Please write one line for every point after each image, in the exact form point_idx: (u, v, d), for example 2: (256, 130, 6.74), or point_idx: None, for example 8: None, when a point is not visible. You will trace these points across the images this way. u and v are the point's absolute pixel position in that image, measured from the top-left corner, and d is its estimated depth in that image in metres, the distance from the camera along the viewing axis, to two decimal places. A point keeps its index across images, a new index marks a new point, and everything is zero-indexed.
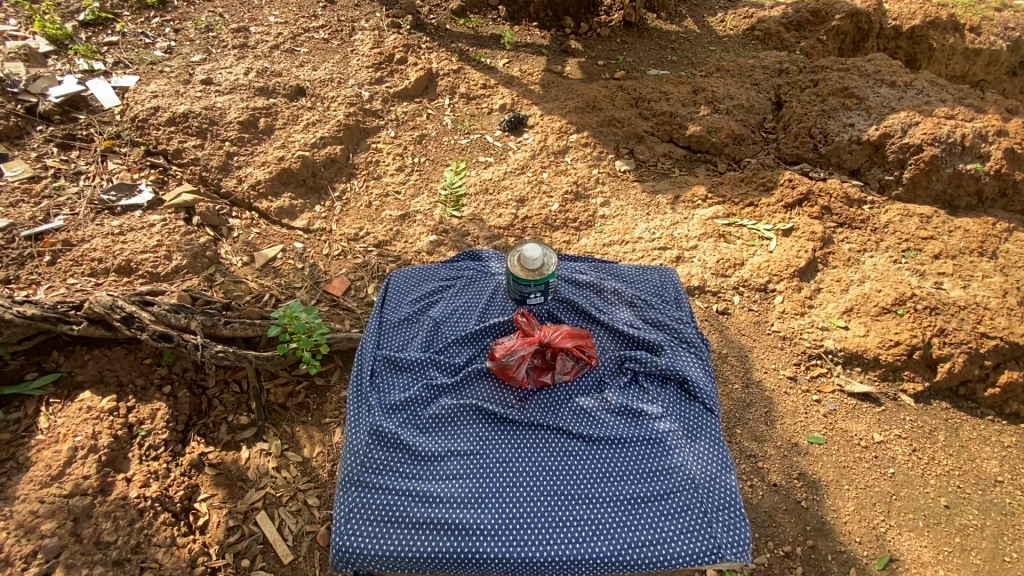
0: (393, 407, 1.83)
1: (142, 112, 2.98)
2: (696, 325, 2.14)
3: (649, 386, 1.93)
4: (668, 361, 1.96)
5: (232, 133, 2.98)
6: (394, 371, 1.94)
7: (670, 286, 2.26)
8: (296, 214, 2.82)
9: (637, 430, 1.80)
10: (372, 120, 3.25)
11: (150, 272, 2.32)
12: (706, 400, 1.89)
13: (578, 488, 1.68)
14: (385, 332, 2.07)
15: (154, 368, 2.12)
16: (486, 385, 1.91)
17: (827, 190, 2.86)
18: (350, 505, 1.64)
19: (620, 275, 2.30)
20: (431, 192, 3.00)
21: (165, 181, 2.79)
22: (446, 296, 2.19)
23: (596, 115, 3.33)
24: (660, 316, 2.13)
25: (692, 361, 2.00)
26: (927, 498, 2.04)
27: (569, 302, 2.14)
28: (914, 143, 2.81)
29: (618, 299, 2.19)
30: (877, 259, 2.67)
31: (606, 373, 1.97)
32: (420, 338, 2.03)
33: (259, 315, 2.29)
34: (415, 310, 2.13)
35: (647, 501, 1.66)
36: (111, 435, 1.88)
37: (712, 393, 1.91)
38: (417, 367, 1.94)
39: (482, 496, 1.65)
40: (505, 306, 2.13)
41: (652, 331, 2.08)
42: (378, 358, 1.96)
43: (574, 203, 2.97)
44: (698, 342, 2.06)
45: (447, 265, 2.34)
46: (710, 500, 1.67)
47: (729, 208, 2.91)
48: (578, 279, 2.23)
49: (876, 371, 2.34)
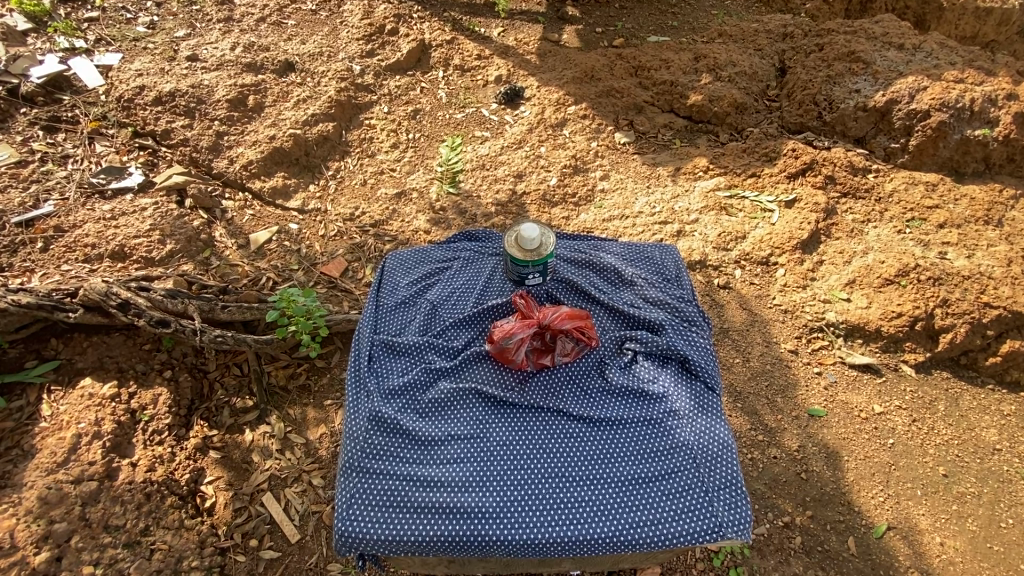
0: (391, 392, 1.82)
1: (126, 91, 2.90)
2: (697, 302, 2.11)
3: (649, 366, 1.92)
4: (669, 340, 1.94)
5: (221, 112, 2.90)
6: (392, 356, 1.93)
7: (671, 262, 2.23)
8: (290, 195, 2.78)
9: (638, 411, 1.80)
10: (364, 95, 3.16)
11: (145, 257, 2.31)
12: (707, 379, 1.88)
13: (579, 469, 1.69)
14: (383, 315, 2.04)
15: (154, 354, 2.11)
16: (485, 368, 1.90)
17: (830, 159, 2.80)
18: (350, 491, 1.65)
19: (620, 254, 2.26)
20: (427, 168, 2.94)
21: (154, 163, 2.74)
22: (443, 278, 2.16)
23: (594, 86, 3.24)
24: (661, 293, 2.10)
25: (695, 339, 1.98)
26: (926, 468, 2.05)
27: (569, 281, 2.11)
28: (922, 109, 2.73)
29: (619, 277, 2.17)
30: (881, 229, 2.63)
31: (606, 353, 1.96)
32: (418, 321, 2.01)
33: (256, 298, 2.27)
34: (412, 293, 2.10)
35: (648, 482, 1.66)
36: (113, 421, 1.89)
37: (714, 371, 1.90)
38: (415, 351, 1.93)
39: (483, 480, 1.66)
40: (503, 287, 2.10)
41: (654, 309, 2.06)
42: (375, 343, 1.95)
43: (573, 176, 2.91)
44: (699, 319, 2.03)
45: (443, 247, 2.30)
46: (711, 479, 1.68)
47: (730, 179, 2.87)
48: (578, 259, 2.20)
49: (877, 343, 2.34)
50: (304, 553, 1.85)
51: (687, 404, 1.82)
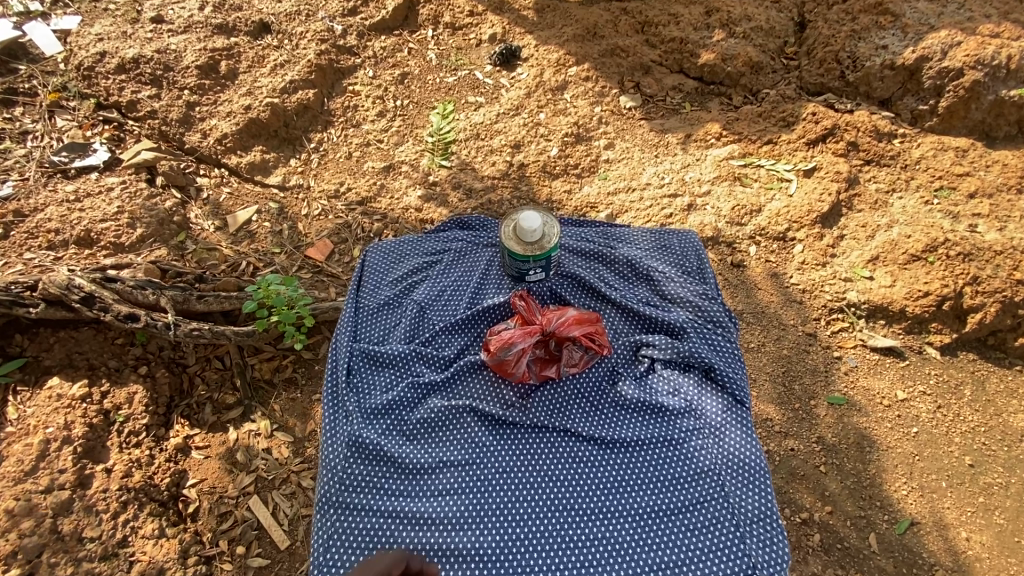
0: (374, 412, 1.69)
1: (86, 58, 2.64)
2: (722, 299, 1.94)
3: (669, 377, 1.78)
4: (691, 348, 1.79)
5: (190, 80, 2.65)
6: (375, 368, 1.79)
7: (692, 252, 2.04)
8: (269, 170, 2.57)
9: (657, 433, 1.68)
10: (347, 58, 2.89)
11: (114, 243, 2.15)
12: (736, 392, 1.74)
13: (591, 501, 1.58)
14: (365, 320, 1.89)
15: (127, 349, 1.96)
16: (480, 382, 1.76)
17: (853, 123, 2.58)
18: (330, 530, 1.53)
19: (631, 240, 2.09)
20: (416, 138, 2.72)
21: (120, 138, 2.53)
22: (432, 274, 1.99)
23: (597, 44, 2.96)
24: (682, 288, 1.93)
25: (721, 342, 1.83)
26: (951, 458, 1.94)
27: (576, 277, 1.95)
28: (954, 67, 2.50)
29: (633, 270, 2.00)
30: (906, 200, 2.45)
31: (620, 361, 1.82)
32: (403, 327, 1.85)
33: (235, 286, 2.11)
34: (397, 293, 1.94)
35: (669, 516, 1.56)
36: (85, 424, 1.76)
37: (743, 382, 1.75)
38: (400, 363, 1.79)
39: (484, 516, 1.55)
40: (501, 283, 1.95)
41: (674, 308, 1.90)
42: (355, 352, 1.80)
43: (575, 146, 2.70)
44: (726, 320, 1.87)
45: (431, 236, 2.12)
46: (742, 511, 1.56)
47: (745, 146, 2.66)
48: (584, 250, 2.03)
49: (901, 324, 2.20)
50: (295, 559, 1.75)
51: (712, 422, 1.69)
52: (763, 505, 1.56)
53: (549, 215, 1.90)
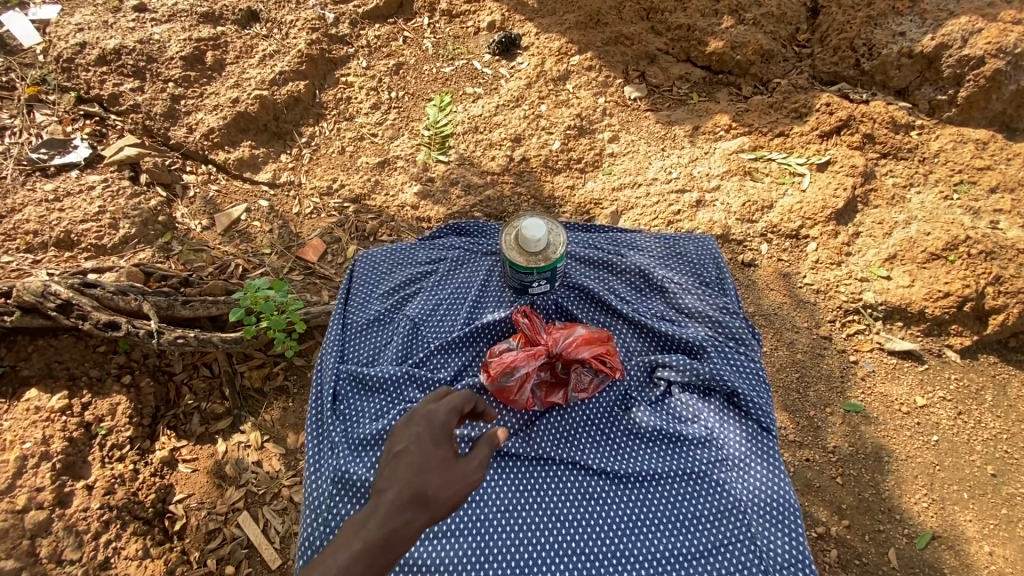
0: (362, 443, 1.59)
1: (66, 49, 2.52)
2: (744, 314, 1.83)
3: (687, 403, 1.68)
4: (712, 370, 1.69)
5: (175, 72, 2.53)
6: (364, 393, 1.69)
7: (710, 260, 1.96)
8: (259, 166, 2.47)
9: (677, 467, 1.58)
10: (339, 48, 2.76)
11: (95, 245, 2.06)
12: (761, 420, 1.64)
13: (607, 544, 1.49)
14: (353, 338, 1.81)
15: (110, 357, 1.87)
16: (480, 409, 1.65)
17: (870, 114, 2.45)
18: None
19: (640, 247, 2.00)
20: (412, 132, 2.61)
21: (102, 133, 2.42)
22: (426, 287, 1.89)
23: (601, 31, 2.82)
24: (700, 301, 1.83)
25: (743, 362, 1.72)
26: (973, 467, 1.86)
27: (583, 288, 1.84)
28: (975, 55, 2.37)
29: (646, 281, 1.89)
30: (925, 194, 2.34)
31: (633, 384, 1.72)
32: (394, 347, 1.75)
33: (223, 289, 2.02)
34: (388, 308, 1.85)
35: (691, 560, 1.46)
36: (64, 438, 1.67)
37: (768, 408, 1.65)
38: (391, 387, 1.67)
39: (491, 561, 1.45)
40: (502, 295, 1.85)
41: (692, 324, 1.79)
42: (341, 374, 1.73)
43: (578, 139, 2.58)
44: (749, 337, 1.77)
45: (426, 245, 2.03)
46: (770, 555, 1.46)
47: (755, 138, 2.55)
48: (591, 258, 1.93)
49: (919, 326, 2.10)
50: None
51: (735, 453, 1.59)
52: (792, 546, 1.46)
53: (555, 223, 1.76)
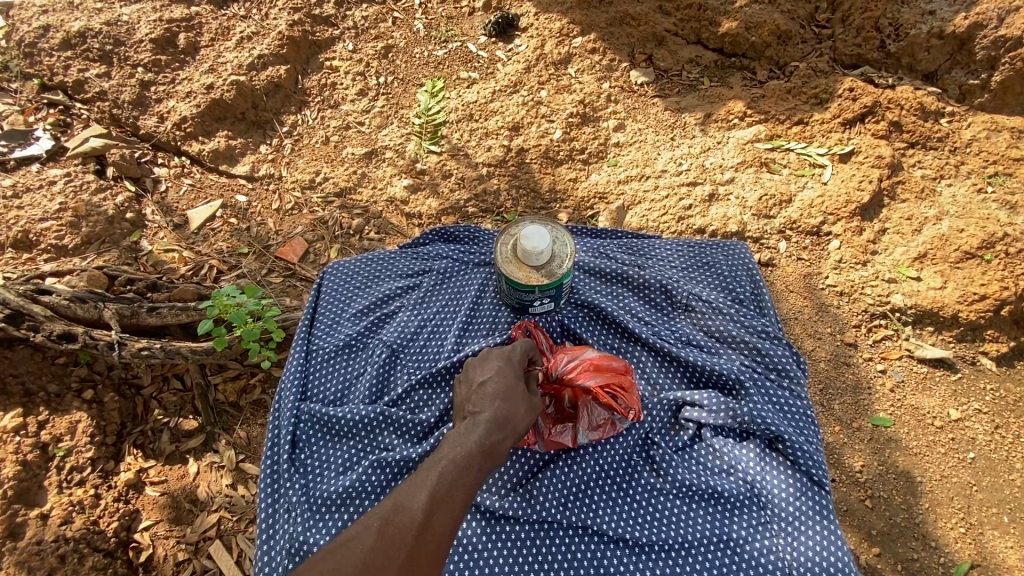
0: (324, 504, 1.43)
1: (27, 32, 2.31)
2: (784, 342, 1.66)
3: (720, 451, 1.51)
4: (750, 414, 1.51)
5: (145, 56, 2.34)
6: (328, 439, 1.54)
7: (742, 269, 1.81)
8: (236, 158, 2.28)
9: (710, 529, 1.43)
10: (324, 29, 2.55)
11: (55, 246, 1.88)
12: (806, 471, 1.46)
13: None
14: (316, 371, 1.63)
15: (70, 370, 1.71)
16: None
17: (897, 100, 2.26)
18: None
19: (661, 259, 1.84)
20: (402, 120, 2.42)
21: (67, 123, 2.23)
22: (405, 310, 1.73)
23: (605, 11, 2.61)
24: (732, 328, 1.65)
25: (785, 401, 1.56)
26: (1013, 488, 1.70)
27: (595, 307, 1.68)
28: (1013, 35, 2.16)
29: (668, 299, 1.73)
30: (957, 188, 2.16)
31: (656, 427, 1.55)
32: (365, 383, 1.59)
33: (194, 294, 1.85)
34: (359, 335, 1.68)
35: None
36: (17, 462, 1.52)
37: (817, 457, 1.48)
38: (360, 433, 1.53)
39: None
40: (497, 315, 1.68)
41: (724, 354, 1.62)
42: (301, 417, 1.56)
43: (581, 128, 2.39)
44: (793, 368, 1.61)
45: (409, 257, 1.86)
46: None
47: (772, 127, 2.36)
48: (604, 270, 1.77)
49: (952, 331, 1.93)
50: None
51: (780, 512, 1.42)
52: None
53: (558, 229, 1.54)
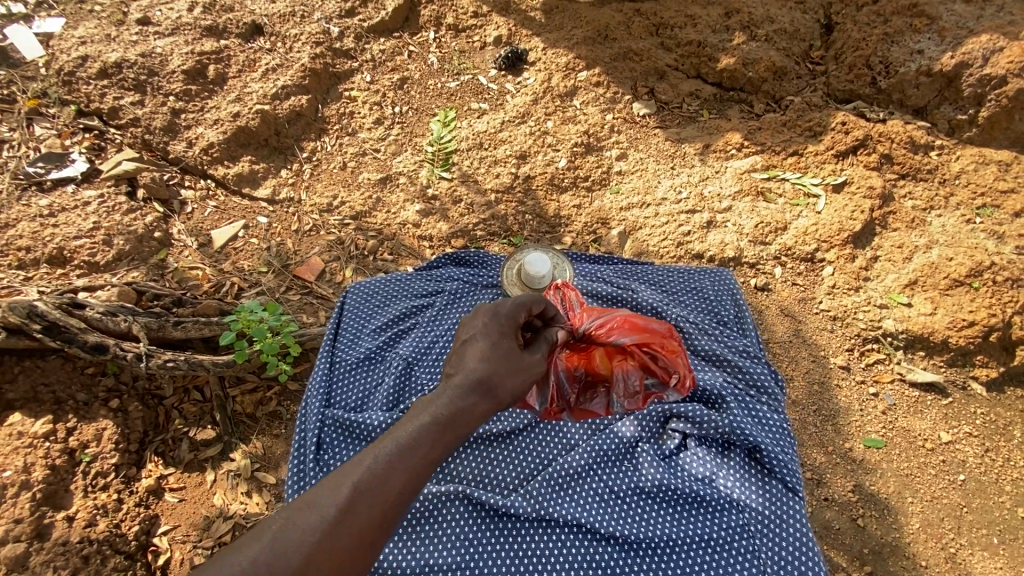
0: None
1: (67, 62, 2.47)
2: (763, 360, 1.76)
3: (703, 457, 1.56)
4: (731, 424, 1.56)
5: (176, 85, 2.49)
6: (350, 442, 1.63)
7: (727, 294, 1.90)
8: (258, 182, 2.41)
9: (691, 528, 1.49)
10: (343, 62, 2.71)
11: (88, 262, 2.00)
12: (781, 478, 1.52)
13: None
14: (340, 379, 1.73)
15: (98, 380, 1.80)
16: (473, 459, 1.60)
17: (887, 134, 2.37)
18: None
19: (654, 283, 1.94)
20: (415, 148, 2.55)
21: (101, 147, 2.38)
22: (420, 325, 1.83)
23: (609, 47, 2.76)
24: (716, 347, 1.73)
25: (765, 415, 1.61)
26: (1003, 510, 1.75)
27: None
28: (997, 74, 2.27)
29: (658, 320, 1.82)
30: (946, 218, 2.25)
31: (644, 436, 1.60)
32: (383, 392, 1.69)
33: (217, 310, 1.96)
34: (378, 348, 1.78)
35: None
36: (47, 466, 1.61)
37: (792, 466, 1.53)
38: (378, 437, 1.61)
39: None
40: None
41: (709, 370, 1.69)
42: (326, 421, 1.65)
43: (585, 157, 2.52)
44: (772, 386, 1.68)
45: (423, 276, 1.96)
46: None
47: (768, 158, 2.47)
48: (599, 293, 1.86)
49: (943, 356, 2.00)
50: None
51: (756, 516, 1.47)
52: None
53: (559, 258, 1.95)
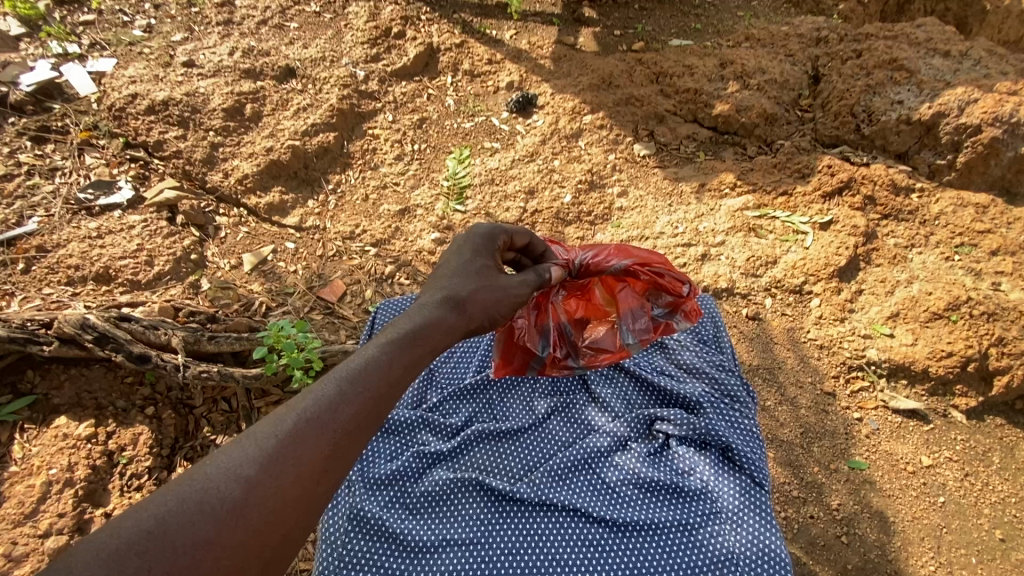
0: (377, 483, 1.63)
1: (118, 99, 2.72)
2: (739, 372, 1.88)
3: (683, 452, 1.69)
4: (708, 424, 1.70)
5: (216, 122, 2.73)
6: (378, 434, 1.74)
7: (707, 316, 2.02)
8: (287, 211, 2.62)
9: (672, 512, 1.57)
10: (367, 103, 2.96)
11: (130, 280, 2.19)
12: (752, 473, 1.62)
13: None
14: None
15: (136, 389, 1.95)
16: (485, 451, 1.73)
17: (870, 177, 2.55)
18: None
19: None
20: (432, 182, 2.76)
21: (145, 176, 2.60)
22: None
23: (612, 93, 3.00)
24: (696, 360, 1.88)
25: (738, 420, 1.74)
26: (981, 531, 1.86)
27: None
28: (972, 123, 2.48)
29: None
30: (926, 255, 2.41)
31: (632, 435, 1.75)
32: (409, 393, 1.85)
33: (247, 327, 2.14)
34: None
35: None
36: (88, 466, 1.76)
37: (761, 464, 1.64)
38: (406, 431, 1.76)
39: None
40: None
41: (690, 381, 1.84)
42: None
43: (589, 193, 2.71)
44: (744, 394, 1.80)
45: None
46: None
47: (760, 197, 2.64)
48: None
49: (924, 385, 2.12)
50: None
51: (727, 504, 1.57)
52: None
53: None
